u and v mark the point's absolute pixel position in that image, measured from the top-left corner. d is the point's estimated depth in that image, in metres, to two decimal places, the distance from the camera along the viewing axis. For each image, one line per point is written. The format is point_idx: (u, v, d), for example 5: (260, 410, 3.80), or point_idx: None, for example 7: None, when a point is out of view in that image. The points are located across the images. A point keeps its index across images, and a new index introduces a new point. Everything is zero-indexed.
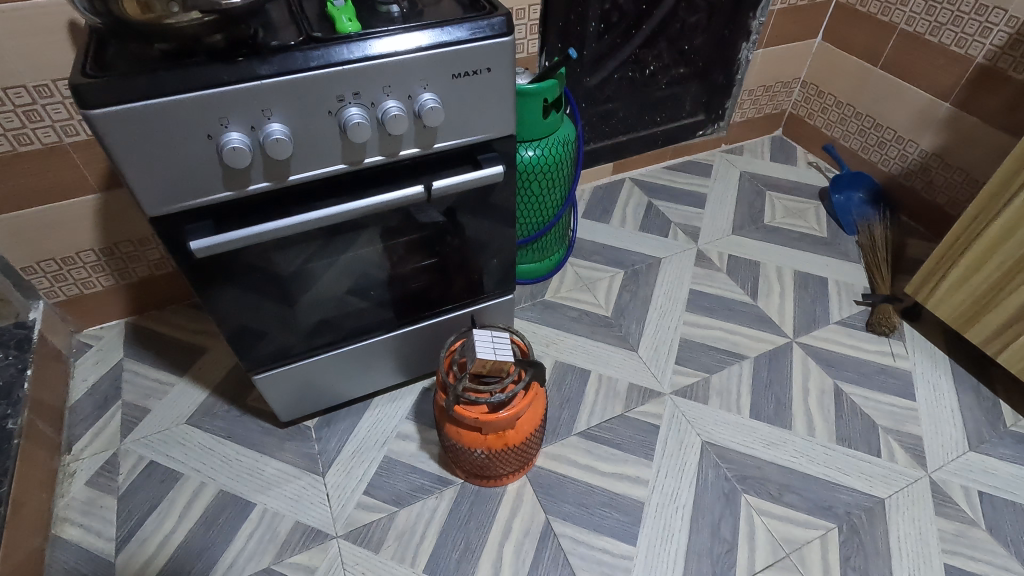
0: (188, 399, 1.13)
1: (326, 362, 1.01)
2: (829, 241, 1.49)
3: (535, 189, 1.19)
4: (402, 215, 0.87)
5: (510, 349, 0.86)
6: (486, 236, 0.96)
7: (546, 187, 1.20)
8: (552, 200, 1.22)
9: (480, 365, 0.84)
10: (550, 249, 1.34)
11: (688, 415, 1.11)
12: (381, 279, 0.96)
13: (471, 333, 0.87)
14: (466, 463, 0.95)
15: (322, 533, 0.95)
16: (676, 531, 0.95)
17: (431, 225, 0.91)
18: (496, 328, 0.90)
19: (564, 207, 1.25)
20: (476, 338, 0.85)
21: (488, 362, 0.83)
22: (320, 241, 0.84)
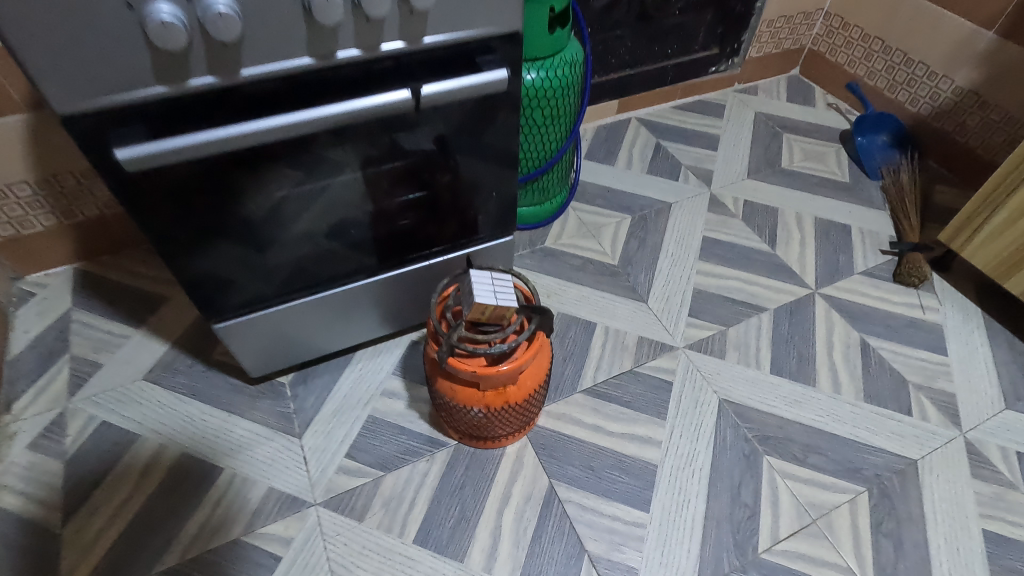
0: (146, 352, 1.01)
1: (299, 311, 0.88)
2: (851, 186, 1.37)
3: (536, 120, 1.05)
4: (386, 136, 0.73)
5: (512, 293, 0.73)
6: (483, 165, 0.83)
7: (549, 117, 1.06)
8: (555, 133, 1.09)
9: (478, 310, 0.71)
10: (551, 191, 1.21)
11: (703, 371, 1.01)
12: (362, 214, 0.82)
13: (467, 274, 0.74)
14: (460, 422, 0.84)
15: (299, 500, 0.85)
16: (693, 496, 0.87)
17: (421, 149, 0.77)
18: (496, 269, 0.77)
19: (568, 142, 1.12)
20: (473, 280, 0.72)
21: (485, 308, 0.70)
22: (289, 163, 0.70)
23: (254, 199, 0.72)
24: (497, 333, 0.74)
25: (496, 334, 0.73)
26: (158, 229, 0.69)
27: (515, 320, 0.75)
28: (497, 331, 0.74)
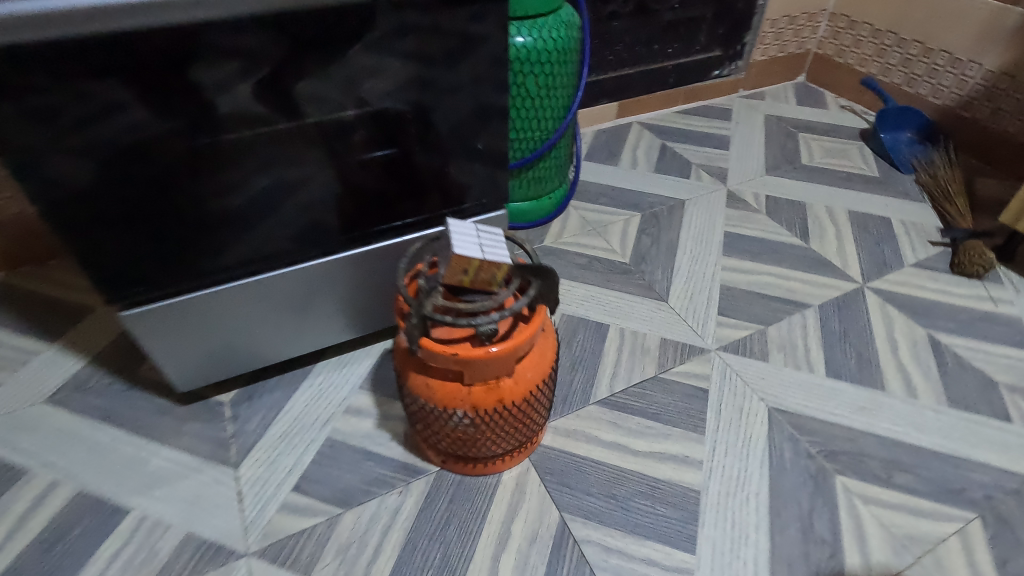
0: (56, 369, 0.81)
1: (241, 305, 0.71)
2: (882, 180, 1.24)
3: (530, 90, 0.92)
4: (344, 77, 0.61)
5: (505, 249, 0.55)
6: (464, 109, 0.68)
7: (545, 89, 0.92)
8: (552, 109, 0.95)
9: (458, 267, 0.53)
10: (549, 183, 1.06)
11: (745, 376, 0.82)
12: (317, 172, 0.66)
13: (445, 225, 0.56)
14: (442, 439, 0.65)
15: (225, 549, 0.63)
16: (752, 531, 0.65)
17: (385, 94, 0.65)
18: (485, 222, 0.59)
19: (566, 121, 0.98)
20: (452, 229, 0.54)
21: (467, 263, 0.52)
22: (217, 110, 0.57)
23: (182, 170, 0.59)
24: (486, 300, 0.55)
25: (484, 302, 0.55)
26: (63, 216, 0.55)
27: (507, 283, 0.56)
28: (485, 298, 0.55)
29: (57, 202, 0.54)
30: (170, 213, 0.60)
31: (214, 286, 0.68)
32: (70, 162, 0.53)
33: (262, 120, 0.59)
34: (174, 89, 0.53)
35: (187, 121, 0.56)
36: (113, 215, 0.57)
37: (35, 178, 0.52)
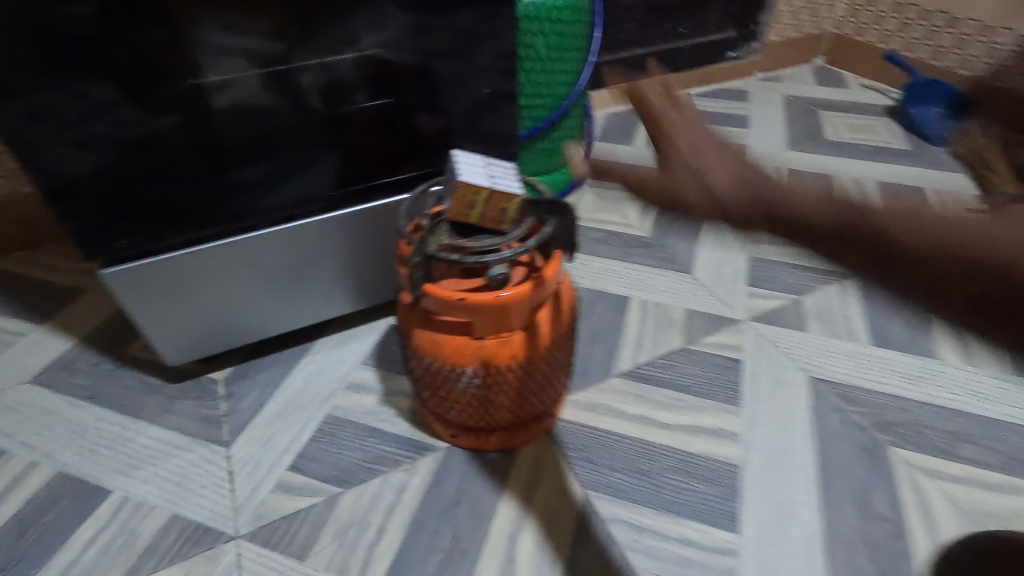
0: (43, 350, 0.77)
1: (235, 272, 0.67)
2: (914, 153, 1.17)
3: (541, 50, 0.88)
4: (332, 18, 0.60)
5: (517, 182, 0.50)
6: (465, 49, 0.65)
7: (557, 49, 0.88)
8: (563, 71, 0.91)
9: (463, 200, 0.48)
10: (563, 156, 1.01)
11: (781, 346, 0.75)
12: None
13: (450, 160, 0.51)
14: (451, 407, 0.59)
15: (213, 532, 0.57)
16: (801, 507, 0.58)
17: (385, 44, 0.64)
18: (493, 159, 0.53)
19: (578, 86, 0.94)
20: (457, 161, 0.49)
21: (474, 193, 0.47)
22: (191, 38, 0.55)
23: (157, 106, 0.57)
24: (495, 238, 0.49)
25: (494, 241, 0.49)
26: (72, 214, 0.57)
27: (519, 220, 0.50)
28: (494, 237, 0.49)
29: (54, 181, 0.55)
30: (176, 207, 0.61)
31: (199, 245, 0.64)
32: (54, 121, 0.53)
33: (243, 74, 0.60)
34: (154, 38, 0.54)
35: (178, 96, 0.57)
36: (119, 210, 0.59)
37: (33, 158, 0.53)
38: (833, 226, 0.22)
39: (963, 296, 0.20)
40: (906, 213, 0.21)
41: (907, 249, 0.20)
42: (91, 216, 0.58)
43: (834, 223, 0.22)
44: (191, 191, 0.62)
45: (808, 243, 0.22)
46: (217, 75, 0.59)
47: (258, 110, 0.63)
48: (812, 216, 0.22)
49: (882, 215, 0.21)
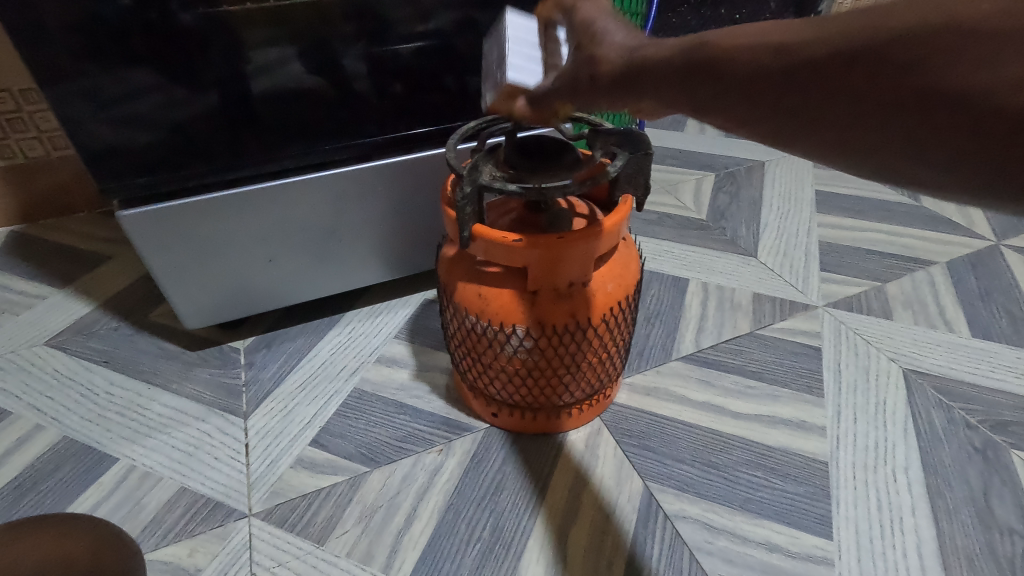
0: (60, 314, 0.72)
1: (261, 230, 0.61)
2: None
3: None
4: None
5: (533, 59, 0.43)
6: None
7: None
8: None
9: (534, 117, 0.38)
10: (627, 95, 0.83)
11: (865, 334, 0.66)
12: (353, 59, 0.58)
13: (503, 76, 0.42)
14: (494, 378, 0.53)
15: (223, 507, 0.51)
16: (907, 513, 0.49)
17: None
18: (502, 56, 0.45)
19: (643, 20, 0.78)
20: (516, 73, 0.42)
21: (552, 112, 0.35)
22: None
23: (194, 37, 0.52)
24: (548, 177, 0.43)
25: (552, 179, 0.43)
26: (95, 161, 0.53)
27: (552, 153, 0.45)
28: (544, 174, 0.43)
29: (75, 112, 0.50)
30: (210, 177, 0.57)
31: (222, 189, 0.58)
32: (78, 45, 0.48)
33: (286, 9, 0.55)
34: None
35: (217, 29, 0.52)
36: (160, 191, 0.56)
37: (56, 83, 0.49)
38: (720, 62, 0.23)
39: (838, 90, 0.20)
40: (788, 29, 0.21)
41: (784, 66, 0.21)
42: (122, 177, 0.54)
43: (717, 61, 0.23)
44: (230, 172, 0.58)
45: (713, 80, 0.24)
46: (260, 59, 0.55)
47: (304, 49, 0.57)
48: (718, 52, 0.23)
49: (773, 34, 0.21)
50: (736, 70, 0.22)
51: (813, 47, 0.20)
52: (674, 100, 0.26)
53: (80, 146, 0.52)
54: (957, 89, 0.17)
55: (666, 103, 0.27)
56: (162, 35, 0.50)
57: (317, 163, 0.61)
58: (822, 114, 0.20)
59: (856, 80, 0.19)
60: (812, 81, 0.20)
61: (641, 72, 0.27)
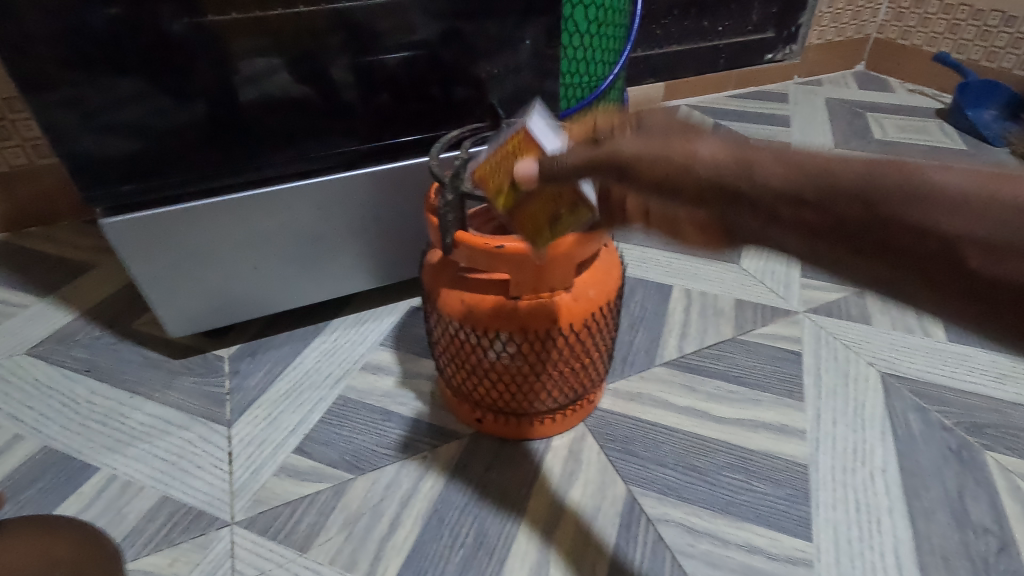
0: (42, 322, 0.71)
1: (247, 239, 0.61)
2: (972, 152, 1.08)
3: None
4: None
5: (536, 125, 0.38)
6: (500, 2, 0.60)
7: None
8: None
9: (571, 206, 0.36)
10: None
11: (845, 339, 0.67)
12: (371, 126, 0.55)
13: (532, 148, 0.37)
14: (479, 384, 0.53)
15: (205, 516, 0.51)
16: (885, 514, 0.49)
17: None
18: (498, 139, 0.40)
19: None
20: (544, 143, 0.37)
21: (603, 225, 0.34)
22: None
23: (181, 47, 0.52)
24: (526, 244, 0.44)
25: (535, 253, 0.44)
26: (79, 169, 0.53)
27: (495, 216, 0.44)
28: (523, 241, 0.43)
29: (59, 120, 0.50)
30: (196, 185, 0.58)
31: (208, 197, 0.58)
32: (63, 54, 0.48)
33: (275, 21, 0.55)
34: None
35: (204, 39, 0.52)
36: (144, 199, 0.56)
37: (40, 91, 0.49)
38: (789, 182, 0.20)
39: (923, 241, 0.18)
40: (735, 166, 0.22)
41: (867, 209, 0.19)
42: (105, 184, 0.54)
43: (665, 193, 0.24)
44: (216, 180, 0.58)
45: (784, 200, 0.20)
46: (247, 68, 0.56)
47: (293, 58, 0.57)
48: (790, 173, 0.20)
49: (859, 167, 0.19)
50: (691, 208, 0.23)
51: (769, 195, 0.21)
52: (716, 207, 0.22)
53: (65, 155, 0.52)
54: (895, 254, 0.19)
55: (695, 206, 0.23)
56: (148, 44, 0.50)
57: (302, 172, 0.61)
58: (814, 244, 0.20)
59: (824, 227, 0.20)
60: (760, 217, 0.21)
61: (668, 173, 0.24)
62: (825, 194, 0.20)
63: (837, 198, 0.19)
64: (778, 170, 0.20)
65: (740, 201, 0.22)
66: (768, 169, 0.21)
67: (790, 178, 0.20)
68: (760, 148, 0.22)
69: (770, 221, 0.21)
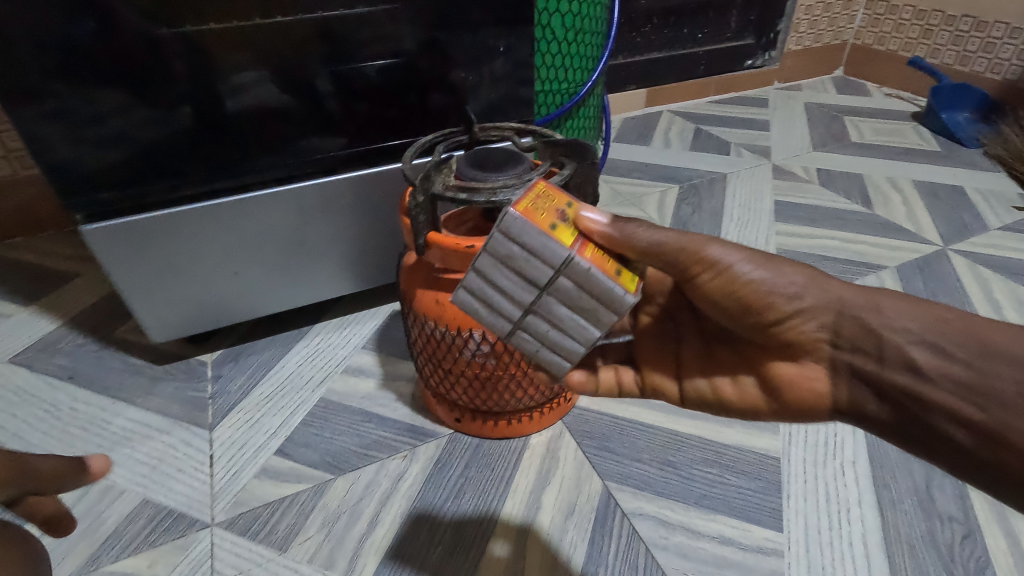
0: (24, 331, 0.72)
1: (229, 245, 0.62)
2: (945, 153, 1.10)
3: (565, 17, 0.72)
4: None
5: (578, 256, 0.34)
6: (474, 12, 0.61)
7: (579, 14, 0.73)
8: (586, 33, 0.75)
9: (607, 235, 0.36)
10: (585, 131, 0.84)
11: None
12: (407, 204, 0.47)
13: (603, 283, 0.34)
14: (456, 383, 0.54)
15: (185, 518, 0.51)
16: (853, 504, 0.51)
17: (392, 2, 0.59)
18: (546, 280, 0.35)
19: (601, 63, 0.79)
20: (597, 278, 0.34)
21: (609, 380, 0.44)
22: None
23: (158, 58, 0.53)
24: (558, 310, 0.35)
25: (587, 300, 0.35)
26: (60, 179, 0.54)
27: (512, 276, 0.35)
28: (570, 290, 0.35)
29: (39, 131, 0.51)
30: (177, 191, 0.58)
31: (189, 204, 0.59)
32: (41, 66, 0.49)
33: (253, 32, 0.55)
34: None
35: (181, 52, 0.53)
36: (123, 208, 0.57)
37: (20, 103, 0.50)
38: (934, 326, 0.28)
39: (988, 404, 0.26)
40: (864, 301, 0.31)
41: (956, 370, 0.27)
42: (86, 192, 0.55)
43: (777, 303, 0.33)
44: (197, 188, 0.59)
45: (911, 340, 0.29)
46: (236, 81, 0.57)
47: (271, 68, 0.57)
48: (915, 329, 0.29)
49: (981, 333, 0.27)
50: (807, 320, 0.32)
51: (900, 329, 0.29)
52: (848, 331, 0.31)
53: (46, 166, 0.53)
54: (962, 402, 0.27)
55: (831, 318, 0.32)
56: (126, 55, 0.51)
57: (282, 178, 0.62)
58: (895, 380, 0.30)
59: (939, 369, 0.28)
60: (886, 346, 0.30)
61: (825, 294, 0.32)
62: (959, 346, 0.27)
63: (957, 347, 0.27)
64: (917, 315, 0.29)
65: (868, 326, 0.30)
66: (899, 310, 0.30)
67: (925, 326, 0.28)
68: (892, 294, 0.30)
69: (891, 349, 0.29)
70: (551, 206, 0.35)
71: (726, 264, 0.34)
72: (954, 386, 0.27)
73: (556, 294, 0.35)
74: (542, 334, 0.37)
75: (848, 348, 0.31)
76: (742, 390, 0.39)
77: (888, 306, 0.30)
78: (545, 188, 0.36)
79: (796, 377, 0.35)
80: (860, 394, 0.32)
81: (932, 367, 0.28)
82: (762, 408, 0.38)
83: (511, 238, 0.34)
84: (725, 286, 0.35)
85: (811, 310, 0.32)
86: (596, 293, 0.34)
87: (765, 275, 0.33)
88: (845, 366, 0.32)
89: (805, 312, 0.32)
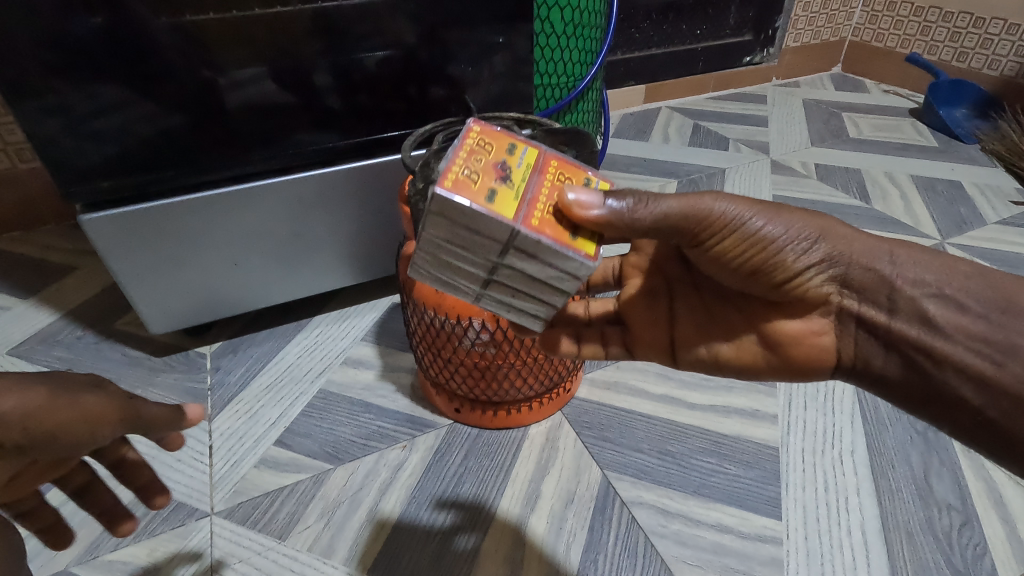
0: (24, 324, 0.72)
1: (228, 236, 0.62)
2: (943, 148, 1.11)
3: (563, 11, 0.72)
4: None
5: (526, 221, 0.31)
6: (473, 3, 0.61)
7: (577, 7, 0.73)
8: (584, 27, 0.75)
9: (560, 191, 0.32)
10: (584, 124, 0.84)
11: None
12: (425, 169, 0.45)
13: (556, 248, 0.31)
14: (455, 371, 0.54)
15: (185, 507, 0.51)
16: (851, 492, 0.51)
17: None
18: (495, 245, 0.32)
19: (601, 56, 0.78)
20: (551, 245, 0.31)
21: (595, 342, 0.44)
22: None
23: (156, 48, 0.52)
24: (518, 273, 0.33)
25: (545, 265, 0.32)
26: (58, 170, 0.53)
27: (462, 255, 0.33)
28: (528, 258, 0.32)
29: (37, 122, 0.51)
30: (175, 182, 0.58)
31: (187, 195, 0.59)
32: (40, 58, 0.49)
33: (251, 24, 0.55)
34: None
35: (180, 44, 0.53)
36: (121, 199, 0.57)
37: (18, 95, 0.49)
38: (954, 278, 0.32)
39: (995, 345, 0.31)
40: (874, 251, 0.33)
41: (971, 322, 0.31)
42: (85, 184, 0.55)
43: (789, 260, 0.33)
44: (195, 179, 0.59)
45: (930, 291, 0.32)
46: (237, 76, 0.57)
47: (269, 59, 0.57)
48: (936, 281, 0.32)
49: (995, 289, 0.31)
50: (822, 272, 0.34)
51: (918, 282, 0.32)
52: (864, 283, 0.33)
53: (45, 157, 0.53)
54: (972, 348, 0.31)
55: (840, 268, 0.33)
56: (124, 47, 0.51)
57: (281, 169, 0.62)
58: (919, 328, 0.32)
59: (954, 320, 0.31)
60: (907, 297, 0.32)
61: (840, 246, 0.33)
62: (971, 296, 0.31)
63: (974, 301, 0.31)
64: (935, 269, 0.32)
65: (886, 277, 0.33)
66: (922, 267, 0.32)
67: (942, 280, 0.32)
68: (909, 247, 0.33)
69: (904, 300, 0.32)
70: (484, 164, 0.31)
71: (738, 221, 0.33)
72: (976, 343, 0.31)
73: (513, 257, 0.32)
74: (508, 297, 0.35)
75: (857, 299, 0.34)
76: (741, 354, 0.39)
77: (903, 258, 0.33)
78: (476, 141, 0.32)
79: (802, 333, 0.36)
80: (871, 351, 0.35)
81: (951, 322, 0.31)
82: (760, 366, 0.39)
83: (447, 218, 0.31)
84: (739, 242, 0.33)
85: (823, 262, 0.33)
86: (552, 261, 0.32)
87: (778, 231, 0.33)
88: (854, 317, 0.34)
89: (820, 263, 0.33)
